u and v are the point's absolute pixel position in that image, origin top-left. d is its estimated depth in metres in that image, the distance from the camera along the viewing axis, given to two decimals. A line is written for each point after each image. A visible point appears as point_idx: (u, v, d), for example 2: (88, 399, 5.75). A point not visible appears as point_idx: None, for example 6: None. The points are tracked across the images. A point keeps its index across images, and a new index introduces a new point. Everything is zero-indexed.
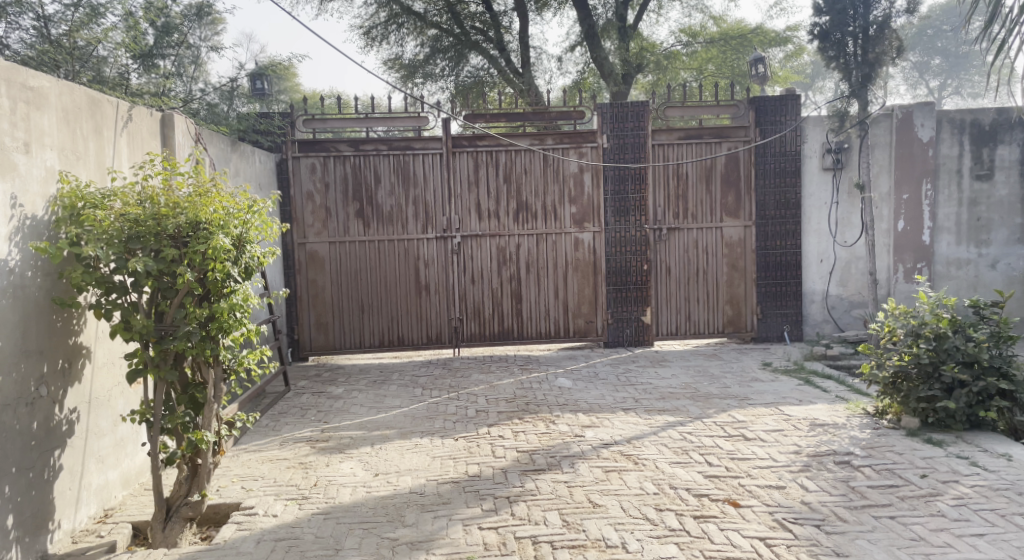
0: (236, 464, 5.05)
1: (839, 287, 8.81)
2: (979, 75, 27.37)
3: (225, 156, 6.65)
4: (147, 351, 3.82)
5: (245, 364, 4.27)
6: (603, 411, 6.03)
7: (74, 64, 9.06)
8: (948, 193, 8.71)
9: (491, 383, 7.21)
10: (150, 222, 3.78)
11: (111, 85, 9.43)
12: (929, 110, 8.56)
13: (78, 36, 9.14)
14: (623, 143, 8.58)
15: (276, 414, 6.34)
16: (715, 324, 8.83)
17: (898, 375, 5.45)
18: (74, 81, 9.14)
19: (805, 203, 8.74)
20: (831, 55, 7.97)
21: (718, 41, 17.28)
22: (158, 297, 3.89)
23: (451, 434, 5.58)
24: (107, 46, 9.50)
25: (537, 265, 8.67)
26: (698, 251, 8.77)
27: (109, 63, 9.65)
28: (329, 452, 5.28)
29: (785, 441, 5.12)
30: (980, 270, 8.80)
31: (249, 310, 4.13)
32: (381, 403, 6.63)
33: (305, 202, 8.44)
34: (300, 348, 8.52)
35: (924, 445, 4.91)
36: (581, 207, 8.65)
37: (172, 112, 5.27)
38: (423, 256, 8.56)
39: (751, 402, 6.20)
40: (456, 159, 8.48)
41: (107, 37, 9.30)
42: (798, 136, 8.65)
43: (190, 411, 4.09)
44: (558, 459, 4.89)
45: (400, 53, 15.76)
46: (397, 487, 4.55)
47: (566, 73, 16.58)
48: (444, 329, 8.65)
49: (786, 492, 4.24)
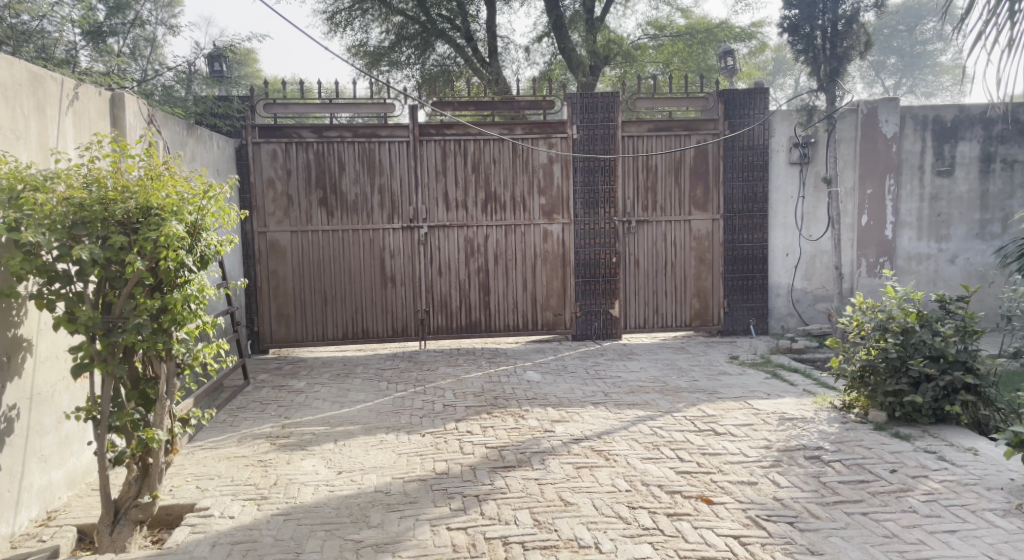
0: (191, 462, 4.82)
1: (804, 281, 8.86)
2: (934, 75, 28.04)
3: (181, 140, 6.39)
4: (94, 345, 3.59)
5: (201, 359, 4.04)
6: (573, 406, 5.94)
7: (17, 40, 8.61)
8: (910, 189, 8.81)
9: (459, 376, 7.07)
10: (98, 208, 3.55)
11: (58, 64, 9.00)
12: (893, 105, 8.62)
13: (20, 10, 8.68)
14: (592, 134, 8.47)
15: (234, 409, 6.11)
16: (682, 317, 8.81)
17: (866, 369, 5.44)
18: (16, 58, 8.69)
19: (772, 197, 8.75)
20: (800, 49, 7.97)
21: (684, 35, 17.33)
22: (106, 288, 3.68)
23: (417, 429, 5.43)
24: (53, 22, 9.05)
25: (505, 256, 8.53)
26: (667, 244, 8.72)
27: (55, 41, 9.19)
28: (289, 449, 5.09)
29: (755, 436, 5.08)
30: (940, 264, 8.93)
31: (204, 301, 3.92)
32: (344, 398, 6.44)
33: (266, 189, 8.17)
34: (260, 340, 8.26)
35: (892, 440, 4.92)
36: (550, 198, 8.54)
37: (122, 91, 4.99)
38: (389, 247, 8.35)
39: (721, 396, 6.17)
40: (424, 147, 8.29)
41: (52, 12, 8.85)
42: (766, 130, 8.64)
43: (140, 408, 3.87)
44: (528, 455, 4.78)
45: (364, 39, 15.52)
46: (361, 485, 4.39)
47: (533, 64, 16.45)
48: (410, 321, 8.46)
49: (758, 488, 4.19)
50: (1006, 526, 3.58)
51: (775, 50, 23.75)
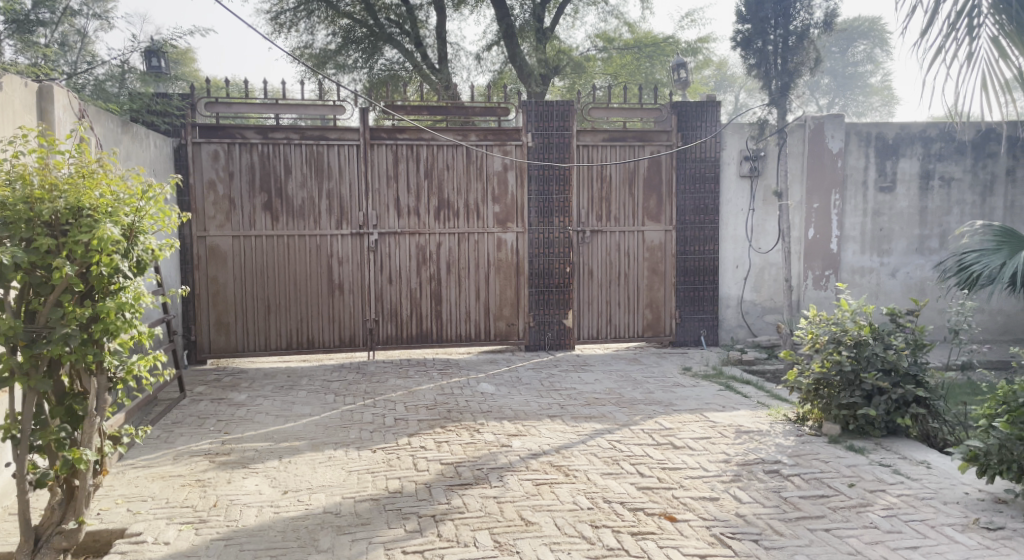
0: (121, 483, 4.48)
1: (753, 292, 8.96)
2: (865, 96, 29.10)
3: (115, 137, 6.03)
4: (14, 357, 3.27)
5: (136, 372, 3.70)
6: (529, 419, 5.79)
7: None
8: (854, 204, 8.99)
9: (410, 388, 6.84)
10: (22, 207, 3.24)
11: None
12: (839, 122, 8.81)
13: None
14: (547, 143, 8.40)
15: (169, 424, 5.74)
16: (635, 328, 8.79)
17: (820, 382, 5.43)
18: None
19: (723, 209, 8.83)
20: (752, 63, 8.02)
21: (633, 48, 17.52)
22: (30, 294, 3.37)
23: (368, 445, 5.19)
24: None
25: (458, 265, 8.35)
26: (620, 254, 8.69)
27: None
28: (230, 468, 4.79)
29: (714, 449, 5.03)
30: (882, 278, 9.15)
31: (140, 310, 3.60)
32: (289, 411, 6.15)
33: (207, 191, 7.79)
34: (198, 350, 7.86)
35: (847, 453, 4.93)
36: (504, 206, 8.41)
37: (50, 83, 4.64)
38: (337, 253, 8.08)
39: (676, 408, 6.12)
40: (374, 152, 8.06)
41: None
42: (718, 143, 8.71)
43: (66, 426, 3.54)
44: (485, 472, 4.61)
45: (310, 42, 15.17)
46: (309, 506, 4.14)
47: (483, 72, 16.33)
48: (358, 330, 8.19)
49: (720, 504, 4.12)
50: (967, 542, 3.58)
51: (718, 65, 24.25)
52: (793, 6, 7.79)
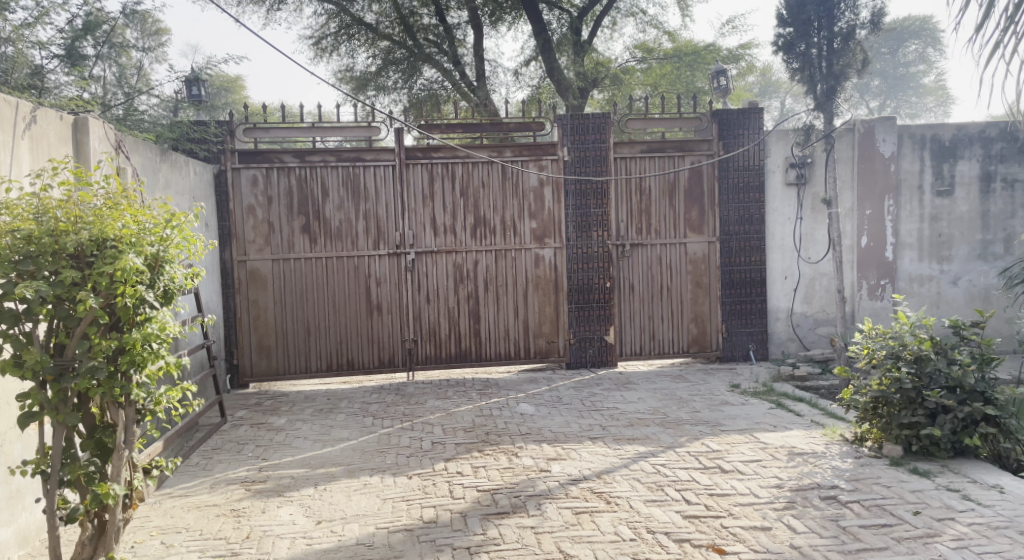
0: (157, 513, 4.45)
1: (804, 304, 8.61)
2: (918, 96, 28.22)
3: (154, 167, 6.09)
4: (42, 391, 3.26)
5: (165, 403, 3.66)
6: (569, 442, 5.61)
7: None
8: (910, 209, 8.57)
9: (448, 410, 6.71)
10: (47, 240, 3.24)
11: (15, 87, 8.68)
12: (890, 124, 8.44)
13: None
14: (584, 156, 8.24)
15: (208, 451, 5.73)
16: (680, 344, 8.52)
17: (879, 401, 5.11)
18: None
19: (769, 219, 8.53)
20: (796, 67, 7.70)
21: (672, 58, 17.27)
22: (58, 327, 3.36)
23: (404, 470, 5.07)
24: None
25: (496, 282, 8.23)
26: (662, 268, 8.46)
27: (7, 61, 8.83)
28: (265, 496, 4.72)
29: (765, 474, 4.76)
30: (943, 286, 8.68)
31: (168, 340, 3.55)
32: (327, 436, 6.08)
33: (246, 216, 7.85)
34: (240, 374, 7.88)
35: (911, 477, 4.60)
36: (542, 221, 8.27)
37: (86, 115, 4.68)
38: (375, 274, 8.04)
39: (725, 428, 5.85)
40: (410, 171, 8.02)
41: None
42: (762, 150, 8.43)
43: (96, 459, 3.51)
44: (523, 500, 4.43)
45: (351, 64, 15.33)
46: (342, 537, 4.03)
47: (522, 87, 16.25)
48: (397, 351, 8.12)
49: (772, 534, 3.87)
50: None
51: (762, 72, 23.78)
52: (837, 7, 7.47)
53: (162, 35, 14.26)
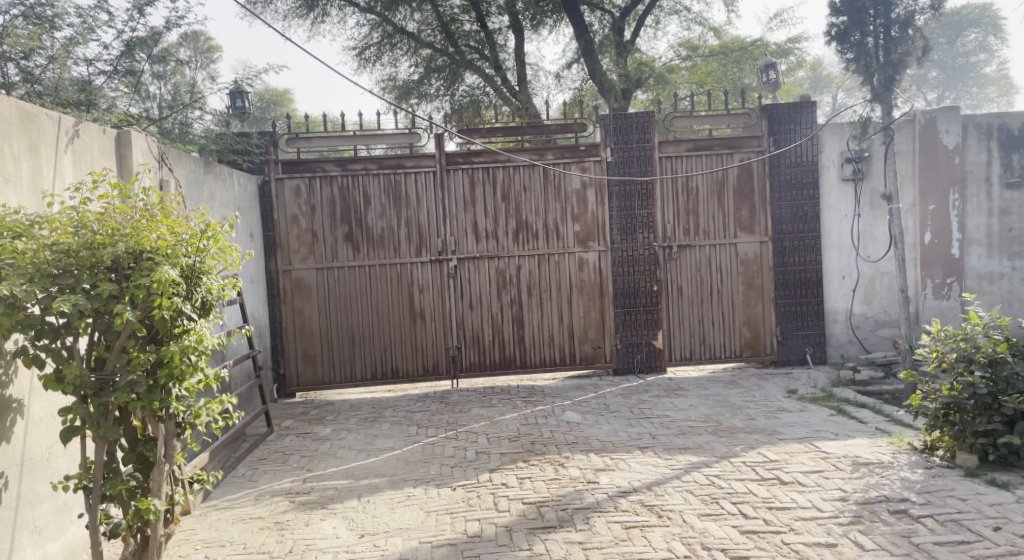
0: (203, 526, 4.42)
1: (863, 305, 8.23)
2: (978, 86, 27.14)
3: (199, 179, 6.11)
4: (84, 406, 3.24)
5: (204, 417, 3.63)
6: (618, 451, 5.42)
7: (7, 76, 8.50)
8: (976, 203, 8.12)
9: (493, 419, 6.58)
10: (86, 253, 3.22)
11: (62, 100, 8.90)
12: (953, 114, 8.02)
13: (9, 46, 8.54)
14: (628, 156, 8.04)
15: (254, 461, 5.71)
16: (732, 348, 8.22)
17: (950, 407, 4.80)
18: (13, 95, 8.61)
19: (825, 216, 8.19)
20: (850, 57, 7.30)
21: (718, 54, 16.87)
22: (98, 341, 3.34)
23: (448, 481, 4.96)
24: (43, 56, 8.90)
25: (539, 287, 8.09)
26: (711, 269, 8.19)
27: (53, 75, 9.06)
28: (309, 508, 4.66)
29: (828, 485, 4.50)
30: (1014, 283, 8.18)
31: (206, 352, 3.53)
32: (371, 445, 6.01)
33: (290, 226, 7.87)
34: (287, 383, 7.90)
35: (989, 489, 4.28)
36: (585, 225, 8.10)
37: (128, 129, 4.69)
38: (417, 281, 7.97)
39: (782, 437, 5.58)
40: (450, 177, 7.95)
41: (43, 46, 8.74)
42: (815, 146, 8.10)
43: (138, 473, 3.49)
44: (570, 513, 4.27)
45: (394, 73, 15.34)
46: (385, 552, 3.93)
47: (564, 90, 16.07)
48: (441, 358, 8.03)
49: (838, 552, 3.63)
50: None
51: (813, 66, 23.13)
52: None
53: (212, 51, 14.58)
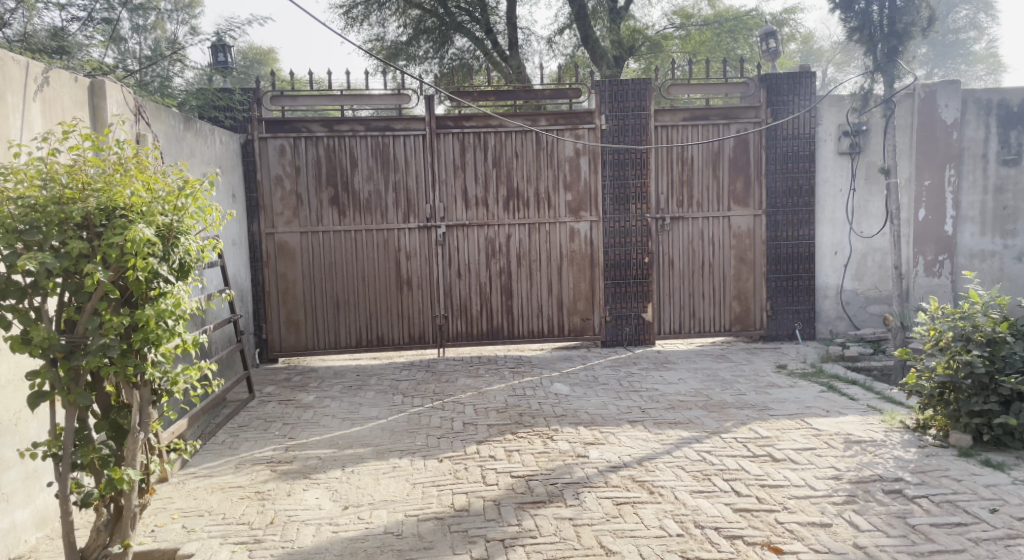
0: (180, 495, 4.28)
1: (855, 281, 8.16)
2: (968, 64, 27.05)
3: (178, 135, 5.86)
4: (53, 370, 3.06)
5: (182, 383, 3.45)
6: (607, 424, 5.33)
7: None
8: (972, 180, 8.03)
9: (480, 389, 6.46)
10: (53, 209, 3.02)
11: (32, 46, 8.53)
12: (954, 89, 7.88)
13: None
14: (622, 124, 7.84)
15: (235, 428, 5.56)
16: (721, 322, 8.15)
17: (946, 386, 4.74)
18: None
19: (820, 190, 8.07)
20: (853, 26, 7.11)
21: (712, 24, 16.54)
22: (69, 302, 3.16)
23: (434, 453, 4.84)
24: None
25: (529, 257, 7.93)
26: (704, 242, 8.07)
27: (23, 19, 8.68)
28: (291, 478, 4.53)
29: (821, 463, 4.43)
30: (1006, 262, 8.14)
31: (184, 317, 3.35)
32: (355, 414, 5.87)
33: (274, 187, 7.63)
34: (269, 348, 7.73)
35: (983, 470, 4.23)
36: (577, 194, 7.93)
37: (102, 78, 4.43)
38: (404, 248, 7.79)
39: (774, 413, 5.51)
40: (440, 141, 7.72)
41: None
42: (813, 118, 7.96)
43: (111, 441, 3.32)
44: (560, 488, 4.17)
45: (381, 34, 14.91)
46: (369, 525, 3.81)
47: (556, 56, 15.73)
48: (427, 327, 7.89)
49: (833, 532, 3.56)
50: None
51: (806, 39, 22.85)
52: None
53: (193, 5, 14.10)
